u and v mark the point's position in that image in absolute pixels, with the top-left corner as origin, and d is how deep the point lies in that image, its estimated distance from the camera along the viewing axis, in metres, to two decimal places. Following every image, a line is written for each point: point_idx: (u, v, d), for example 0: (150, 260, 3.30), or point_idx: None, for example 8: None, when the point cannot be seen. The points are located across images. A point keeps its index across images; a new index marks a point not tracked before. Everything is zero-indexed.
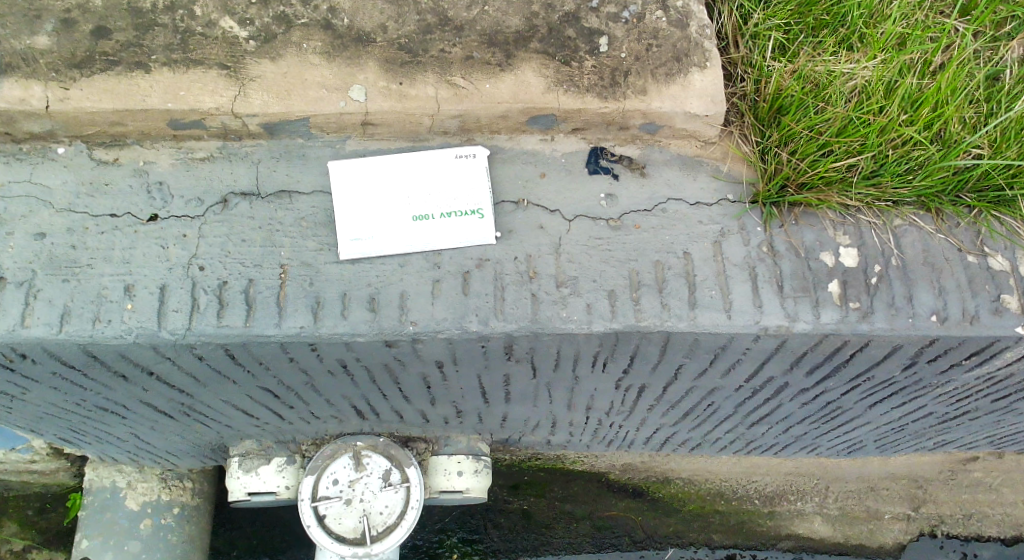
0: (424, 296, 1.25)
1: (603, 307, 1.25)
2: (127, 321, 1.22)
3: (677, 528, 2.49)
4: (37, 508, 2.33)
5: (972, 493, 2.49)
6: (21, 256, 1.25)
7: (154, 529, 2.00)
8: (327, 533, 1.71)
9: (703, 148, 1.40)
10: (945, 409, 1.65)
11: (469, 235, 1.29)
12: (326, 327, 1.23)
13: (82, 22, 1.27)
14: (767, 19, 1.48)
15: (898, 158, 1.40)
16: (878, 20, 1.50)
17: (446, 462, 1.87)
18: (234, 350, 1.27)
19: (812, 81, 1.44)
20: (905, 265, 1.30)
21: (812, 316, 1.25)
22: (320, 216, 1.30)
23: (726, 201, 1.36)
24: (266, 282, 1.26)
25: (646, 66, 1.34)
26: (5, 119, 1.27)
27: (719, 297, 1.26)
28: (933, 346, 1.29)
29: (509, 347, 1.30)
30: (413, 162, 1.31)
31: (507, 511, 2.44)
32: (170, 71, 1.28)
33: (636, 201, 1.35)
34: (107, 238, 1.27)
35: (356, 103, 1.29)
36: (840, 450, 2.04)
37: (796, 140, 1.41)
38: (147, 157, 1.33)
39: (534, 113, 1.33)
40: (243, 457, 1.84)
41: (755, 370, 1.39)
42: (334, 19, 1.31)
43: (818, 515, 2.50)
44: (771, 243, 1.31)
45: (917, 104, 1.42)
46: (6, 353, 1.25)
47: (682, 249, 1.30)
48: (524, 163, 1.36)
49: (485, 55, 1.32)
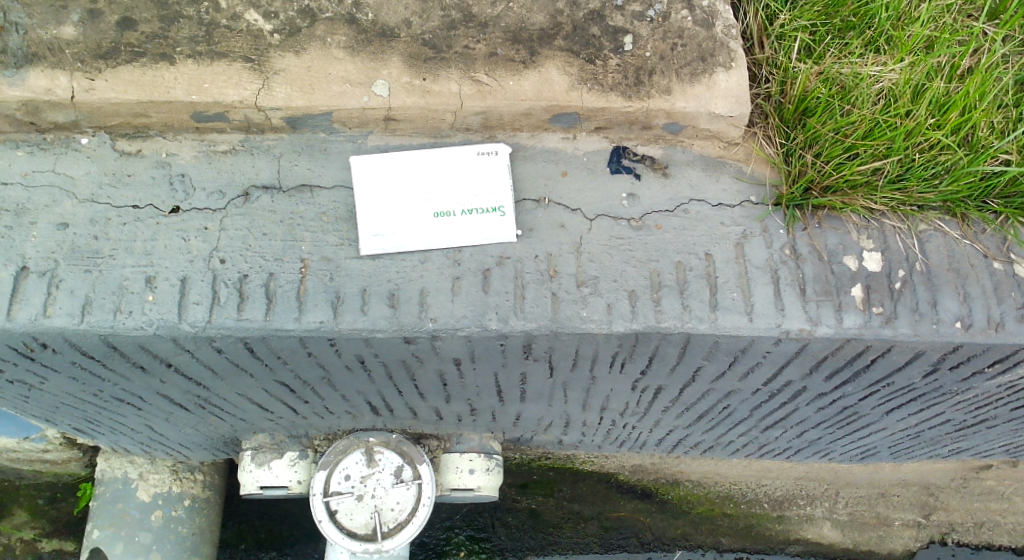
0: (444, 293, 1.25)
1: (624, 308, 1.24)
2: (148, 312, 1.22)
3: (685, 530, 2.47)
4: (48, 497, 2.34)
5: (984, 502, 2.48)
6: (43, 246, 1.25)
7: (165, 521, 2.01)
8: (339, 528, 1.71)
9: (727, 149, 1.39)
10: (962, 417, 1.63)
11: (491, 233, 1.28)
12: (346, 323, 1.23)
13: (108, 12, 1.27)
14: (794, 20, 1.48)
15: (925, 162, 1.39)
16: (906, 23, 1.49)
17: (458, 460, 1.86)
18: (253, 344, 1.27)
19: (838, 83, 1.43)
20: (929, 270, 1.29)
21: (835, 320, 1.24)
22: (341, 211, 1.30)
23: (749, 203, 1.35)
24: (286, 276, 1.25)
25: (671, 66, 1.33)
26: (31, 108, 1.27)
27: (740, 300, 1.25)
28: (957, 352, 1.28)
29: (528, 346, 1.29)
30: (435, 159, 1.30)
31: (515, 509, 2.44)
32: (195, 63, 1.27)
33: (657, 201, 1.34)
34: (129, 229, 1.27)
35: (379, 98, 1.29)
36: (853, 456, 2.02)
37: (821, 142, 1.40)
38: (170, 149, 1.33)
39: (557, 111, 1.32)
40: (256, 450, 1.83)
41: (774, 374, 1.38)
42: (359, 14, 1.31)
43: (828, 520, 2.48)
44: (793, 245, 1.30)
45: (945, 108, 1.41)
46: (27, 342, 1.25)
47: (704, 250, 1.29)
48: (546, 161, 1.36)
49: (509, 52, 1.31)
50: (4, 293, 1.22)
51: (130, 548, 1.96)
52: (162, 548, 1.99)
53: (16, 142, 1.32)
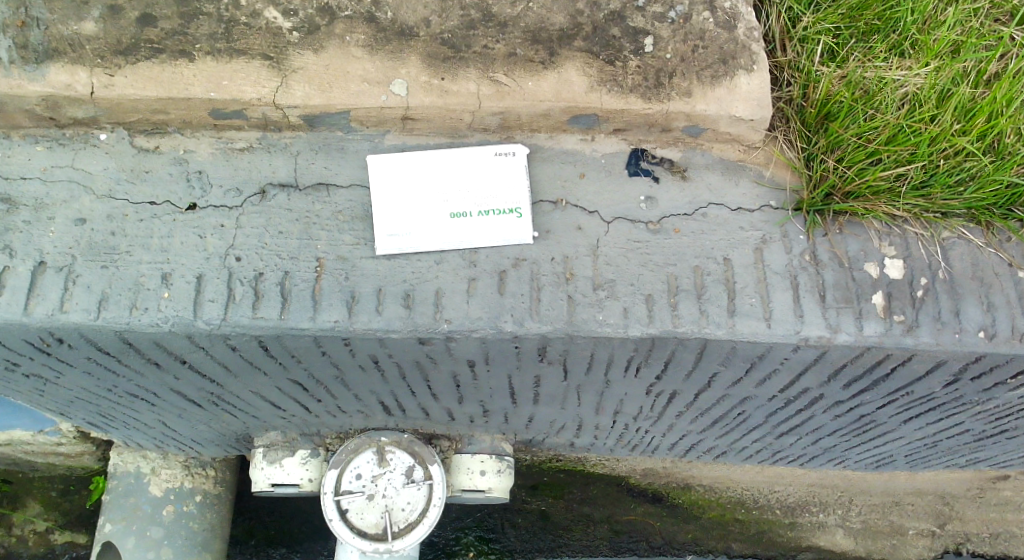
0: (459, 294, 1.24)
1: (640, 312, 1.23)
2: (163, 309, 1.22)
3: (696, 535, 2.46)
4: (61, 489, 2.35)
5: (1000, 512, 2.44)
6: (61, 241, 1.26)
7: (176, 516, 2.01)
8: (349, 528, 1.70)
9: (747, 153, 1.37)
10: (982, 428, 1.61)
11: (507, 234, 1.27)
12: (361, 322, 1.22)
13: (128, 9, 1.27)
14: (817, 22, 1.46)
15: (950, 169, 1.37)
16: (932, 26, 1.47)
17: (469, 461, 1.85)
18: (267, 342, 1.26)
19: (862, 87, 1.41)
20: (952, 278, 1.27)
21: (855, 328, 1.22)
22: (358, 210, 1.30)
23: (769, 208, 1.33)
24: (302, 275, 1.25)
25: (692, 68, 1.31)
26: (51, 104, 1.28)
27: (759, 306, 1.23)
28: (979, 362, 1.26)
29: (543, 349, 1.28)
30: (452, 159, 1.29)
31: (525, 511, 2.43)
32: (214, 61, 1.27)
33: (676, 204, 1.32)
34: (147, 225, 1.27)
35: (397, 98, 1.29)
36: (868, 463, 2.00)
37: (843, 147, 1.37)
38: (187, 146, 1.33)
39: (576, 113, 1.31)
40: (268, 448, 1.83)
41: (791, 381, 1.36)
42: (378, 12, 1.30)
43: (840, 528, 2.46)
44: (813, 252, 1.29)
45: (970, 114, 1.39)
46: (43, 337, 1.25)
47: (722, 255, 1.28)
48: (563, 162, 1.35)
49: (529, 52, 1.30)
50: (21, 288, 1.22)
51: (141, 542, 1.97)
52: (173, 543, 1.99)
53: (36, 138, 1.33)
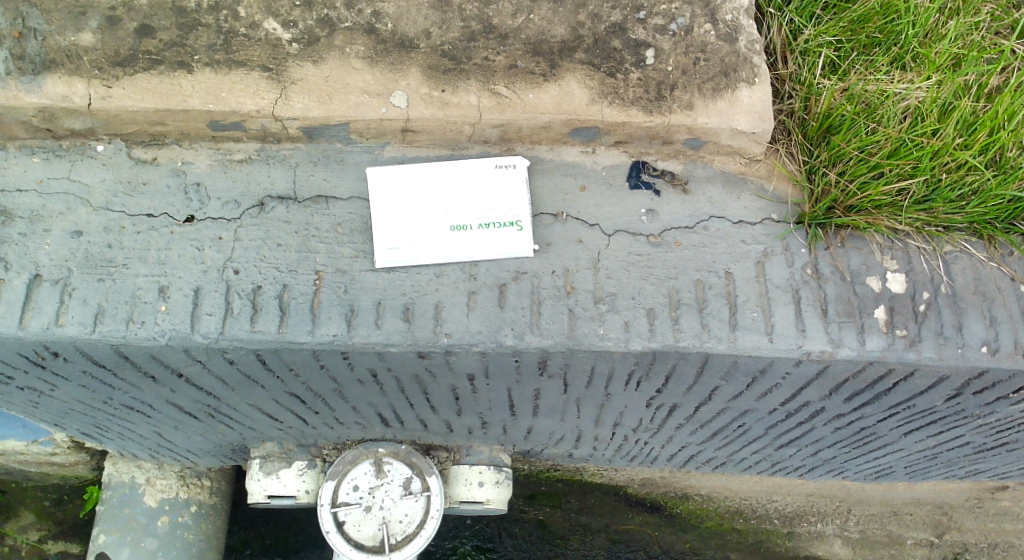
0: (458, 308, 1.23)
1: (641, 326, 1.22)
2: (160, 322, 1.21)
3: (694, 545, 2.44)
4: (55, 499, 2.33)
5: (999, 523, 2.43)
6: (57, 253, 1.24)
7: (171, 527, 1.99)
8: (346, 540, 1.69)
9: (748, 165, 1.37)
10: (982, 440, 1.60)
11: (508, 247, 1.26)
12: (360, 336, 1.21)
13: (126, 19, 1.26)
14: (819, 35, 1.46)
15: (952, 183, 1.36)
16: (933, 40, 1.48)
17: (468, 472, 1.84)
18: (265, 356, 1.25)
19: (864, 100, 1.41)
20: (955, 293, 1.26)
21: (857, 342, 1.21)
22: (357, 223, 1.29)
23: (770, 221, 1.32)
24: (300, 288, 1.24)
25: (693, 81, 1.31)
26: (47, 115, 1.27)
27: (761, 320, 1.22)
28: (982, 378, 1.25)
29: (543, 362, 1.27)
30: (452, 171, 1.29)
31: (523, 520, 2.41)
32: (213, 72, 1.26)
33: (677, 217, 1.32)
34: (144, 238, 1.26)
35: (397, 109, 1.28)
36: (867, 474, 1.98)
37: (845, 160, 1.37)
38: (185, 157, 1.32)
39: (577, 125, 1.31)
40: (264, 459, 1.81)
41: (791, 394, 1.35)
42: (378, 24, 1.29)
43: (839, 538, 2.46)
44: (815, 265, 1.28)
45: (972, 127, 1.39)
46: (38, 350, 1.24)
47: (724, 269, 1.27)
48: (564, 174, 1.34)
49: (529, 65, 1.30)
50: (17, 301, 1.21)
51: (136, 553, 1.95)
52: (168, 555, 1.97)
53: (32, 149, 1.32)
